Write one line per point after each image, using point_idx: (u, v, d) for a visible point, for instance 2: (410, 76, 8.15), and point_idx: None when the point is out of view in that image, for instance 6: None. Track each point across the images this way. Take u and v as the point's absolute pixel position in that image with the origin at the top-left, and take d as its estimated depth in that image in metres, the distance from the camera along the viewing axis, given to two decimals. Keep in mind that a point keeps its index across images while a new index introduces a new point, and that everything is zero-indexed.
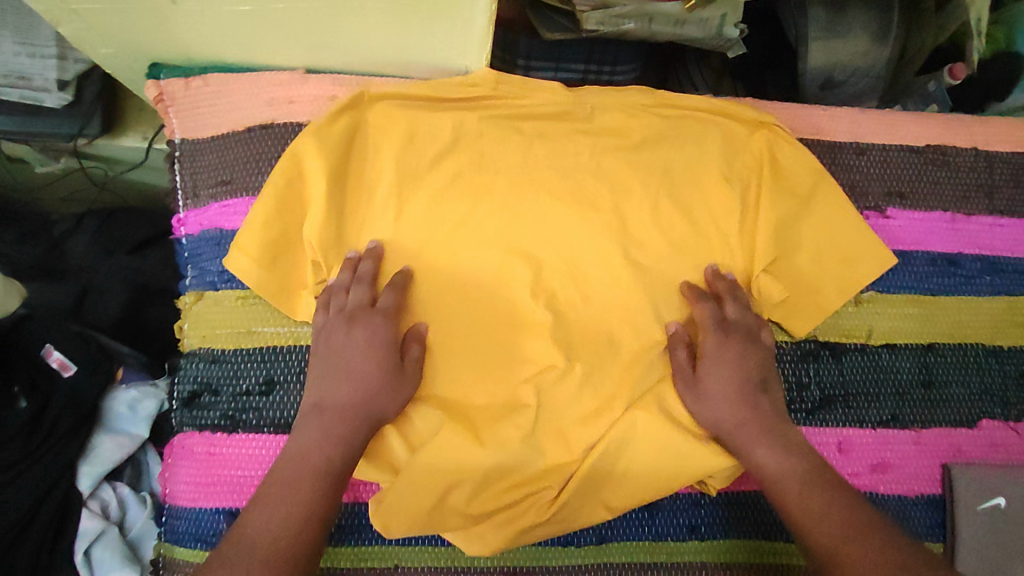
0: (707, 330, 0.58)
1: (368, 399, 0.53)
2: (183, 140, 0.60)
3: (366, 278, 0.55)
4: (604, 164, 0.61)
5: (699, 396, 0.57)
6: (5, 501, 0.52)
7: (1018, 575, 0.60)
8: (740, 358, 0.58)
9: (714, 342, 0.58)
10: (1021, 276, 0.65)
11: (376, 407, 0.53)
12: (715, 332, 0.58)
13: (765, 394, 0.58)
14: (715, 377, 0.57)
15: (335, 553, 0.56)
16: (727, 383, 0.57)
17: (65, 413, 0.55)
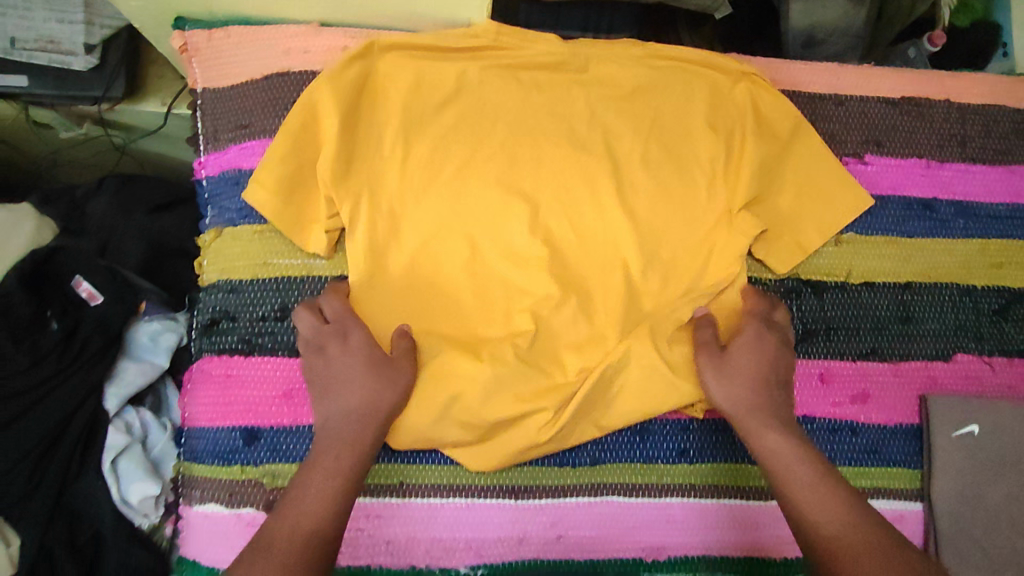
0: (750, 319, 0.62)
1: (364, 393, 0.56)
2: (205, 89, 0.64)
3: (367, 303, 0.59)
4: (598, 111, 0.65)
5: (722, 369, 0.59)
6: (39, 414, 0.56)
7: (991, 496, 0.64)
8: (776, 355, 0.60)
9: (752, 332, 0.61)
10: (993, 220, 0.69)
11: (371, 403, 0.55)
12: (753, 325, 0.61)
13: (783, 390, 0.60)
14: (744, 361, 0.60)
15: (378, 470, 0.60)
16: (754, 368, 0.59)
17: (94, 335, 0.59)
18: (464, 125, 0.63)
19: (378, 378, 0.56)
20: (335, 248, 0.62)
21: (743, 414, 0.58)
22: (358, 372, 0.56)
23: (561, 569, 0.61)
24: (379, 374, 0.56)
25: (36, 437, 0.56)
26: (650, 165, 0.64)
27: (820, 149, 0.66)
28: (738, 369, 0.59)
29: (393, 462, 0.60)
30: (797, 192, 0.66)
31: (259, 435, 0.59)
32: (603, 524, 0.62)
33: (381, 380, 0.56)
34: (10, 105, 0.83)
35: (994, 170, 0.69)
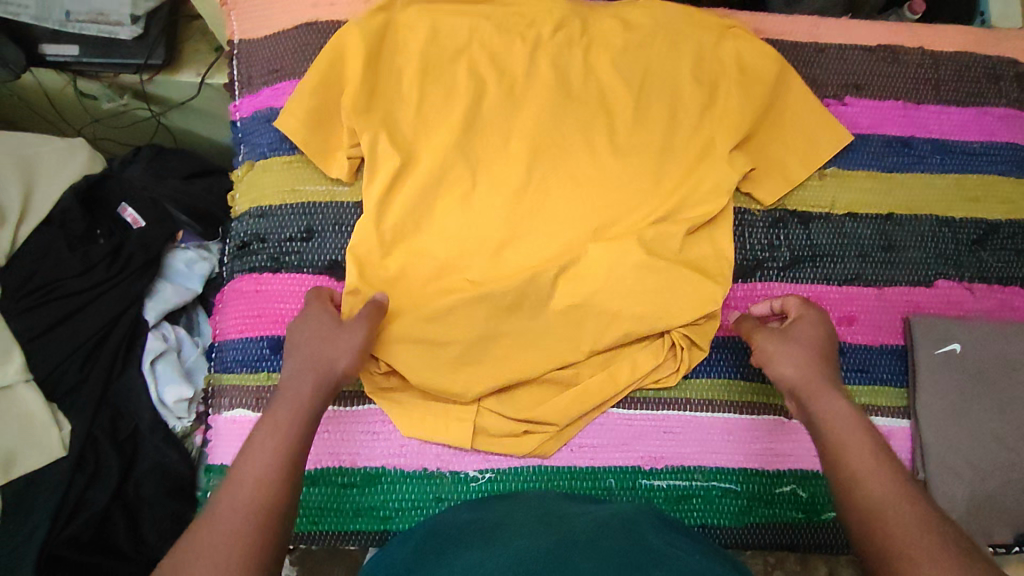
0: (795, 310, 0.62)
1: (318, 360, 0.55)
2: (241, 41, 0.73)
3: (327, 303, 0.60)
4: (595, 58, 0.71)
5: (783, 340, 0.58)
6: (93, 313, 0.73)
7: (976, 412, 0.66)
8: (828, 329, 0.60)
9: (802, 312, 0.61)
10: (969, 156, 0.74)
11: (324, 365, 0.55)
12: (799, 306, 0.62)
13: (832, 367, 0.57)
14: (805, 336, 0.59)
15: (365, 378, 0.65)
16: (817, 337, 0.59)
17: (136, 253, 0.77)
18: (476, 68, 0.69)
19: (329, 339, 0.56)
20: (355, 175, 0.68)
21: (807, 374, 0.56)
22: (317, 336, 0.57)
23: (562, 475, 0.64)
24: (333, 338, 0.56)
25: (90, 330, 0.73)
26: (642, 105, 0.70)
27: (801, 90, 0.71)
28: (800, 341, 0.58)
29: None
30: (779, 131, 0.72)
31: (285, 344, 0.65)
32: (603, 434, 0.65)
33: (336, 340, 0.56)
34: (60, 75, 0.92)
35: (967, 110, 0.75)
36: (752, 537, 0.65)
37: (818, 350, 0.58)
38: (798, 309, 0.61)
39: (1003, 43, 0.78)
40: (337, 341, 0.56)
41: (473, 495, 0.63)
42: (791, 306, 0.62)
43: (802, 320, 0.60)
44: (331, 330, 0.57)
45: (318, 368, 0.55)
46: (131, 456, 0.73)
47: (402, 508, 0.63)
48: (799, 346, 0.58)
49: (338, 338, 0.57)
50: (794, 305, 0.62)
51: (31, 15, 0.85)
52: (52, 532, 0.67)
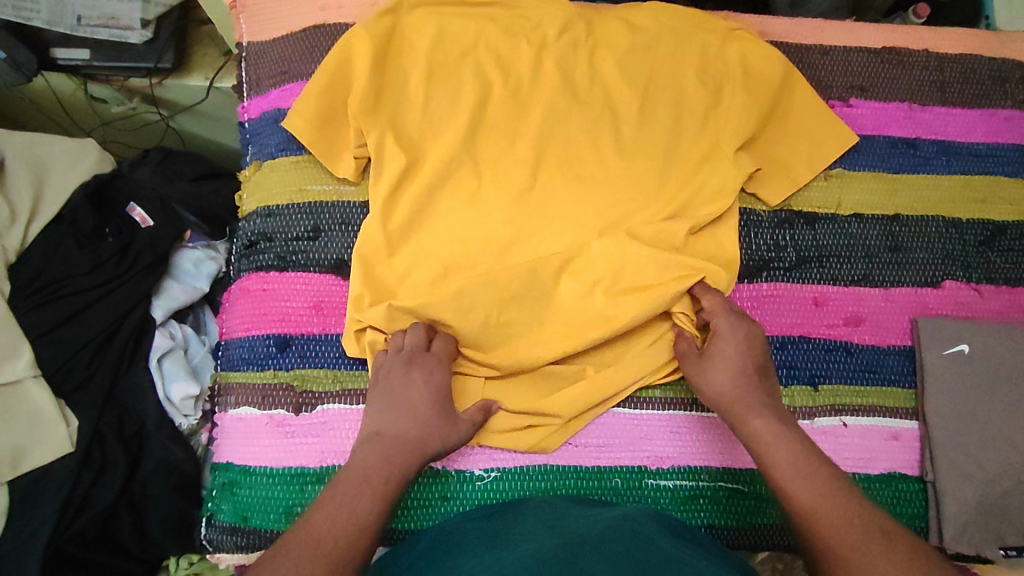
0: (720, 313, 0.63)
1: (428, 442, 0.57)
2: (250, 43, 0.74)
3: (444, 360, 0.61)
4: (600, 61, 0.72)
5: (707, 367, 0.61)
6: (101, 311, 0.74)
7: (984, 414, 0.65)
8: (751, 347, 0.61)
9: (722, 331, 0.62)
10: (974, 158, 0.74)
11: (429, 443, 0.56)
12: (723, 323, 0.62)
13: (761, 375, 0.60)
14: (723, 354, 0.61)
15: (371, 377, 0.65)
16: (735, 356, 0.60)
17: (144, 252, 0.78)
18: (482, 70, 0.70)
19: (441, 426, 0.58)
20: (361, 175, 0.69)
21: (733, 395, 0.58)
22: (431, 411, 0.58)
23: (568, 475, 0.64)
24: (445, 423, 0.58)
25: (97, 328, 0.73)
26: (647, 107, 0.70)
27: (806, 92, 0.71)
28: (723, 364, 0.60)
29: None
30: (784, 132, 0.72)
31: (291, 342, 0.65)
32: (610, 434, 0.65)
33: (446, 430, 0.58)
34: (71, 79, 0.93)
35: (973, 112, 0.75)
36: (760, 538, 0.65)
37: (739, 372, 0.59)
38: (723, 327, 0.62)
39: (1009, 45, 0.79)
40: (447, 432, 0.58)
41: (480, 494, 0.63)
42: (718, 321, 0.62)
43: (721, 341, 0.61)
44: (447, 418, 0.59)
45: (424, 442, 0.56)
46: (137, 454, 0.73)
47: (408, 507, 0.63)
48: (718, 372, 0.60)
49: (449, 428, 0.58)
50: (721, 321, 0.62)
51: (43, 20, 0.86)
52: (59, 529, 0.67)
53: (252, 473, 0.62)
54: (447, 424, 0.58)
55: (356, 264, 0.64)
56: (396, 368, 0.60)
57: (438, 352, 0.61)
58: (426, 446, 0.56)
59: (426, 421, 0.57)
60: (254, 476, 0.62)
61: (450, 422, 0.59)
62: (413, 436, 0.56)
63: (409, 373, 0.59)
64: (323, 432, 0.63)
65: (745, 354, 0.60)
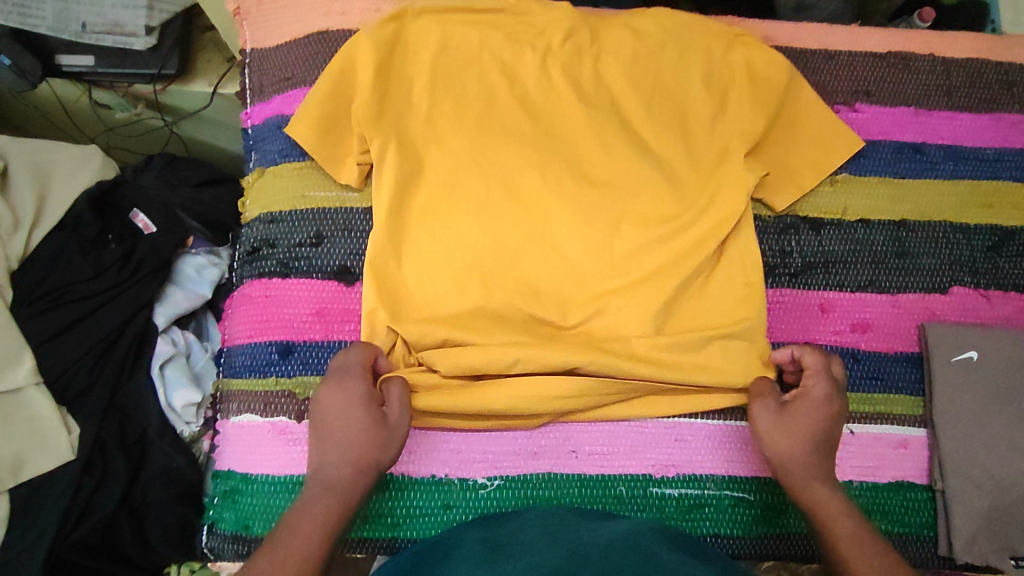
0: (819, 378, 0.60)
1: (365, 460, 0.54)
2: (254, 49, 0.74)
3: (359, 372, 0.57)
4: (603, 67, 0.71)
5: (781, 422, 0.58)
6: (104, 317, 0.74)
7: (995, 422, 0.64)
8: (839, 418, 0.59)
9: (818, 392, 0.59)
10: (982, 163, 0.73)
11: (368, 460, 0.54)
12: (820, 386, 0.60)
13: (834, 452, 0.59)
14: (809, 419, 0.58)
15: None
16: (818, 428, 0.58)
17: (147, 258, 0.77)
18: (486, 76, 0.70)
19: (374, 437, 0.54)
20: (365, 181, 0.69)
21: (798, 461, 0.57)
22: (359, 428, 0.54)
23: (572, 483, 0.63)
24: (373, 435, 0.54)
25: (99, 334, 0.73)
26: (651, 112, 0.70)
27: (811, 97, 0.71)
28: (810, 426, 0.58)
29: None
30: (790, 138, 0.71)
31: (293, 349, 0.65)
32: (613, 443, 0.64)
33: (382, 438, 0.55)
34: (75, 86, 0.93)
35: (980, 117, 0.75)
36: (766, 547, 0.64)
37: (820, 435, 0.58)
38: (819, 389, 0.60)
39: (1015, 49, 0.78)
40: (383, 441, 0.55)
41: (483, 502, 0.63)
42: (817, 381, 0.60)
43: (811, 404, 0.59)
44: (377, 424, 0.55)
45: (359, 461, 0.54)
46: (139, 461, 0.73)
47: (411, 515, 0.62)
48: (799, 430, 0.58)
49: (384, 435, 0.55)
50: (819, 382, 0.60)
51: (48, 27, 0.86)
52: (60, 536, 0.67)
53: (254, 482, 0.62)
54: (381, 430, 0.55)
55: (367, 273, 0.64)
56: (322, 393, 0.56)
57: (347, 363, 0.57)
58: (367, 464, 0.54)
59: (359, 439, 0.54)
60: (256, 484, 0.62)
61: (382, 426, 0.55)
62: (347, 462, 0.53)
63: (328, 397, 0.56)
64: None
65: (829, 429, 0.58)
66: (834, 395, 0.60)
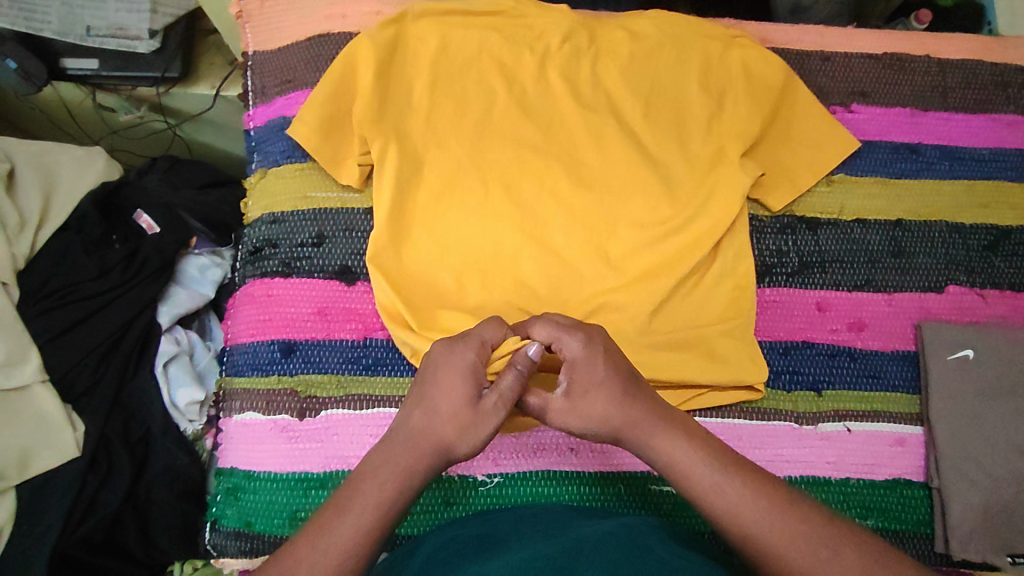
0: (561, 343, 0.51)
1: (443, 436, 0.49)
2: (256, 52, 0.75)
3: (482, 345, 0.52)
4: (601, 69, 0.72)
5: (574, 407, 0.51)
6: (110, 317, 0.75)
7: (991, 420, 0.65)
8: (612, 352, 0.52)
9: (575, 356, 0.51)
10: (977, 163, 0.74)
11: (446, 443, 0.49)
12: (574, 346, 0.51)
13: (641, 386, 0.52)
14: (597, 382, 0.50)
15: (369, 382, 0.65)
16: (609, 384, 0.50)
17: (151, 258, 0.79)
18: (486, 78, 0.71)
19: (463, 418, 0.49)
20: (365, 182, 0.69)
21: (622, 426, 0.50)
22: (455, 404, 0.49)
23: (570, 481, 0.64)
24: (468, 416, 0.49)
25: (102, 334, 0.74)
26: (650, 114, 0.71)
27: (808, 98, 0.72)
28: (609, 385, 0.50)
29: (400, 376, 0.65)
30: (786, 139, 0.72)
31: (296, 348, 0.65)
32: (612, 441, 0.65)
33: (472, 426, 0.49)
34: (80, 89, 0.94)
35: (975, 117, 0.75)
36: None
37: (614, 388, 0.50)
38: (575, 350, 0.51)
39: (1011, 49, 0.79)
40: (472, 426, 0.49)
41: (482, 500, 0.63)
42: (566, 344, 0.51)
43: (582, 367, 0.50)
44: (473, 406, 0.49)
45: (437, 436, 0.49)
46: (143, 459, 0.74)
47: (410, 512, 0.63)
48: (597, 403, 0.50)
49: (475, 421, 0.49)
50: (569, 344, 0.51)
51: (54, 31, 0.87)
52: (65, 534, 0.68)
53: (257, 479, 0.63)
54: (473, 415, 0.49)
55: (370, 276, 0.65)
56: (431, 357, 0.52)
57: (478, 332, 0.53)
58: (445, 443, 0.49)
59: (448, 413, 0.49)
60: (259, 481, 0.63)
61: (477, 412, 0.49)
62: (426, 430, 0.49)
63: (437, 358, 0.51)
64: (327, 437, 0.63)
65: (620, 377, 0.51)
66: (589, 340, 0.51)
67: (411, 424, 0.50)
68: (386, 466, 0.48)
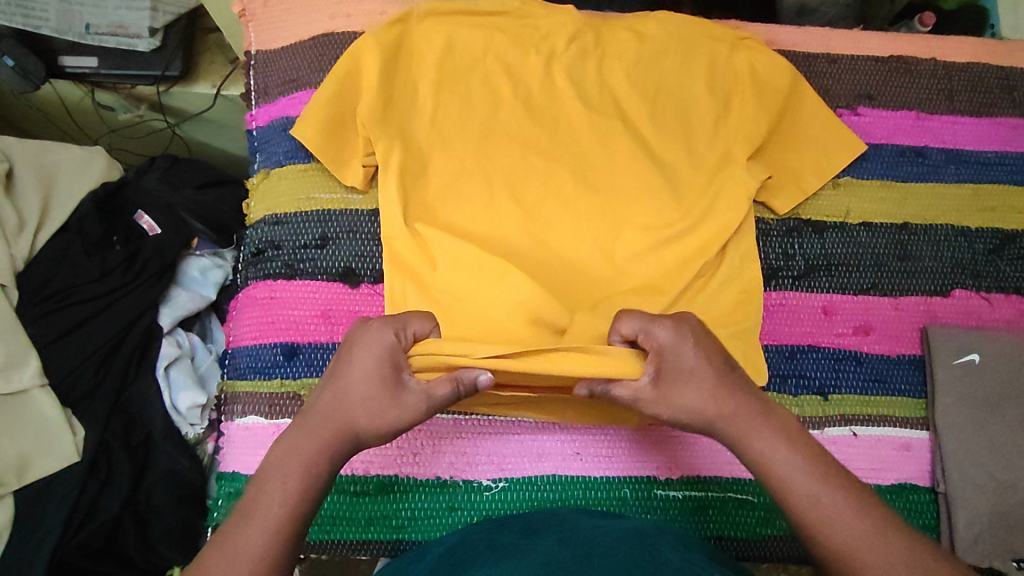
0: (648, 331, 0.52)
1: (354, 419, 0.50)
2: (259, 51, 0.74)
3: (407, 336, 0.53)
4: (607, 71, 0.72)
5: (676, 399, 0.50)
6: (110, 319, 0.75)
7: (997, 424, 0.65)
8: (700, 339, 0.51)
9: (663, 341, 0.51)
10: (983, 167, 0.74)
11: (356, 427, 0.50)
12: (661, 334, 0.51)
13: (735, 373, 0.51)
14: (689, 370, 0.50)
15: None
16: (704, 370, 0.50)
17: (152, 260, 0.79)
18: (491, 79, 0.70)
19: (375, 402, 0.50)
20: (370, 183, 0.69)
21: (715, 415, 0.50)
22: (369, 388, 0.50)
23: (577, 485, 0.63)
24: (384, 402, 0.50)
25: (104, 336, 0.74)
26: (656, 116, 0.70)
27: (815, 100, 0.71)
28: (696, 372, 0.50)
29: None
30: (793, 142, 0.72)
31: (298, 351, 0.65)
32: (617, 445, 0.64)
33: (386, 412, 0.50)
34: (78, 87, 0.93)
35: (981, 121, 0.75)
36: (768, 549, 0.64)
37: (710, 375, 0.50)
38: (662, 337, 0.51)
39: (1016, 53, 0.79)
40: (384, 414, 0.50)
41: (488, 504, 0.63)
42: (653, 333, 0.51)
43: (671, 351, 0.51)
44: (390, 393, 0.50)
45: (345, 417, 0.50)
46: (143, 463, 0.73)
47: (416, 517, 0.62)
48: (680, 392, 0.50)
49: (388, 408, 0.50)
50: (658, 332, 0.51)
51: (52, 28, 0.86)
52: (63, 539, 0.67)
53: None
54: (388, 402, 0.50)
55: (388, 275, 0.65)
56: (351, 339, 0.53)
57: (405, 319, 0.54)
58: (351, 425, 0.50)
59: (358, 395, 0.50)
60: None
61: (394, 399, 0.50)
62: (338, 413, 0.50)
63: (356, 341, 0.52)
64: None
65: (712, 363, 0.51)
66: (678, 328, 0.51)
67: (322, 403, 0.51)
68: (297, 447, 0.48)
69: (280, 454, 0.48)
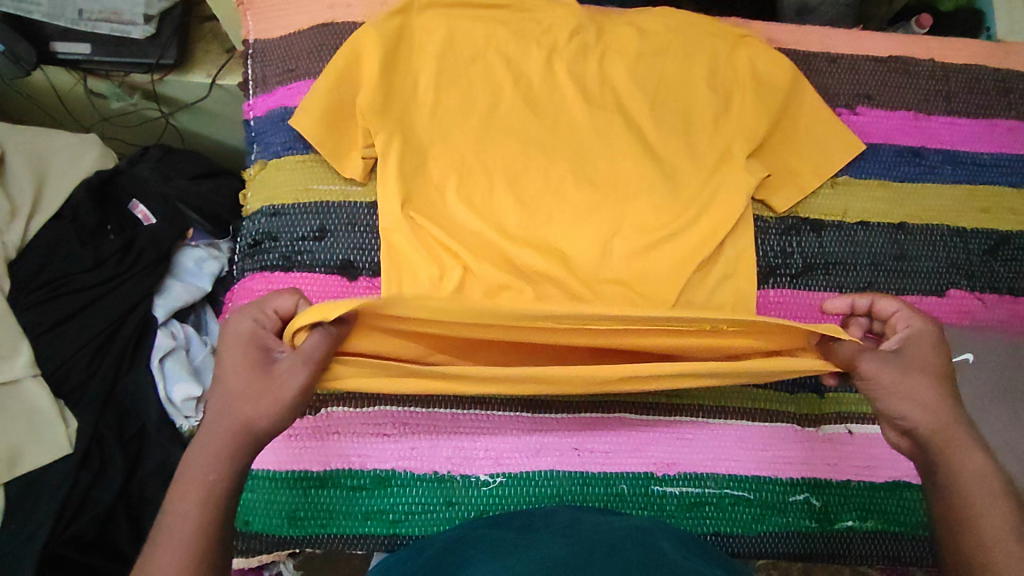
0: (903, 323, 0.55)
1: (241, 412, 0.48)
2: (256, 40, 0.73)
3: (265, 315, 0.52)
4: (608, 66, 0.72)
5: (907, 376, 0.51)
6: (104, 310, 0.74)
7: None
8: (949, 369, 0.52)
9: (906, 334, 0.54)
10: (979, 168, 0.74)
11: (247, 419, 0.48)
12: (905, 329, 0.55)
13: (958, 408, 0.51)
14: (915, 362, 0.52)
15: None
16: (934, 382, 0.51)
17: (147, 249, 0.78)
18: (493, 73, 0.70)
19: (254, 389, 0.49)
20: (369, 176, 0.68)
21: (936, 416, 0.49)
22: (244, 377, 0.49)
23: (575, 481, 0.63)
24: (262, 385, 0.49)
25: (98, 327, 0.74)
26: (658, 112, 0.70)
27: (813, 99, 0.72)
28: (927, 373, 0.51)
29: None
30: (793, 141, 0.72)
31: None
32: (613, 440, 0.64)
33: (266, 393, 0.49)
34: (70, 73, 0.91)
35: (977, 122, 0.76)
36: (765, 546, 0.64)
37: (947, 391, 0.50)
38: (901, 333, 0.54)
39: (1012, 56, 0.79)
40: (267, 396, 0.49)
41: (484, 500, 0.62)
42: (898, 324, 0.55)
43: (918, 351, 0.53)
44: (263, 374, 0.49)
45: (233, 414, 0.48)
46: (136, 455, 0.73)
47: (411, 512, 0.62)
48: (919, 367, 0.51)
49: (270, 389, 0.49)
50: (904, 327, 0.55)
51: (43, 13, 0.85)
52: (54, 532, 0.66)
53: (254, 477, 0.62)
54: (267, 384, 0.49)
55: (386, 268, 0.64)
56: (220, 341, 0.52)
57: (262, 301, 0.53)
58: (241, 419, 0.48)
59: (237, 387, 0.49)
60: (260, 479, 0.62)
61: (269, 377, 0.49)
62: (224, 412, 0.48)
63: (221, 341, 0.52)
64: (328, 435, 0.63)
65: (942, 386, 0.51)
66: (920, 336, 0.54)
67: (212, 415, 0.49)
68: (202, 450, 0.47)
69: (187, 467, 0.47)
